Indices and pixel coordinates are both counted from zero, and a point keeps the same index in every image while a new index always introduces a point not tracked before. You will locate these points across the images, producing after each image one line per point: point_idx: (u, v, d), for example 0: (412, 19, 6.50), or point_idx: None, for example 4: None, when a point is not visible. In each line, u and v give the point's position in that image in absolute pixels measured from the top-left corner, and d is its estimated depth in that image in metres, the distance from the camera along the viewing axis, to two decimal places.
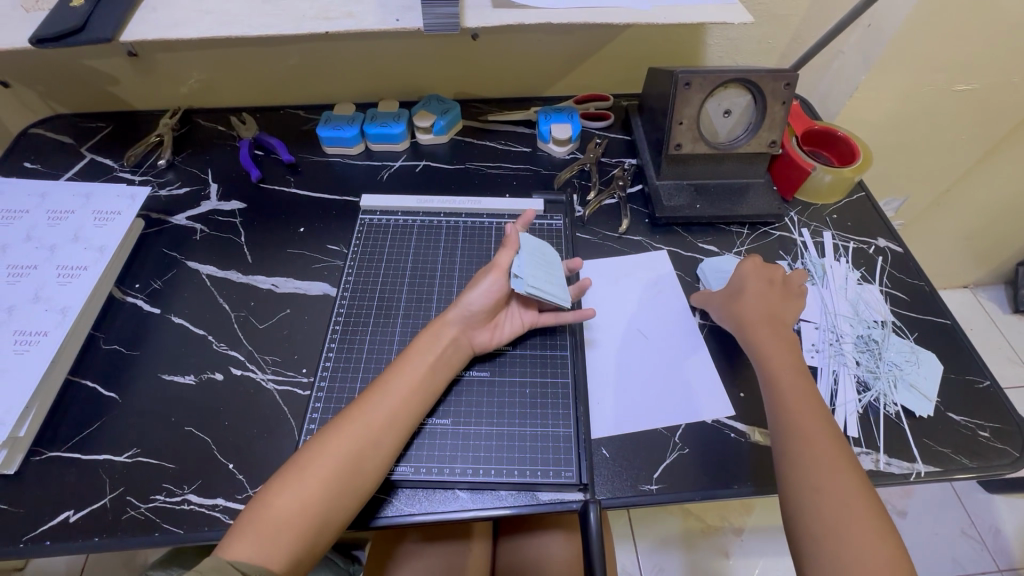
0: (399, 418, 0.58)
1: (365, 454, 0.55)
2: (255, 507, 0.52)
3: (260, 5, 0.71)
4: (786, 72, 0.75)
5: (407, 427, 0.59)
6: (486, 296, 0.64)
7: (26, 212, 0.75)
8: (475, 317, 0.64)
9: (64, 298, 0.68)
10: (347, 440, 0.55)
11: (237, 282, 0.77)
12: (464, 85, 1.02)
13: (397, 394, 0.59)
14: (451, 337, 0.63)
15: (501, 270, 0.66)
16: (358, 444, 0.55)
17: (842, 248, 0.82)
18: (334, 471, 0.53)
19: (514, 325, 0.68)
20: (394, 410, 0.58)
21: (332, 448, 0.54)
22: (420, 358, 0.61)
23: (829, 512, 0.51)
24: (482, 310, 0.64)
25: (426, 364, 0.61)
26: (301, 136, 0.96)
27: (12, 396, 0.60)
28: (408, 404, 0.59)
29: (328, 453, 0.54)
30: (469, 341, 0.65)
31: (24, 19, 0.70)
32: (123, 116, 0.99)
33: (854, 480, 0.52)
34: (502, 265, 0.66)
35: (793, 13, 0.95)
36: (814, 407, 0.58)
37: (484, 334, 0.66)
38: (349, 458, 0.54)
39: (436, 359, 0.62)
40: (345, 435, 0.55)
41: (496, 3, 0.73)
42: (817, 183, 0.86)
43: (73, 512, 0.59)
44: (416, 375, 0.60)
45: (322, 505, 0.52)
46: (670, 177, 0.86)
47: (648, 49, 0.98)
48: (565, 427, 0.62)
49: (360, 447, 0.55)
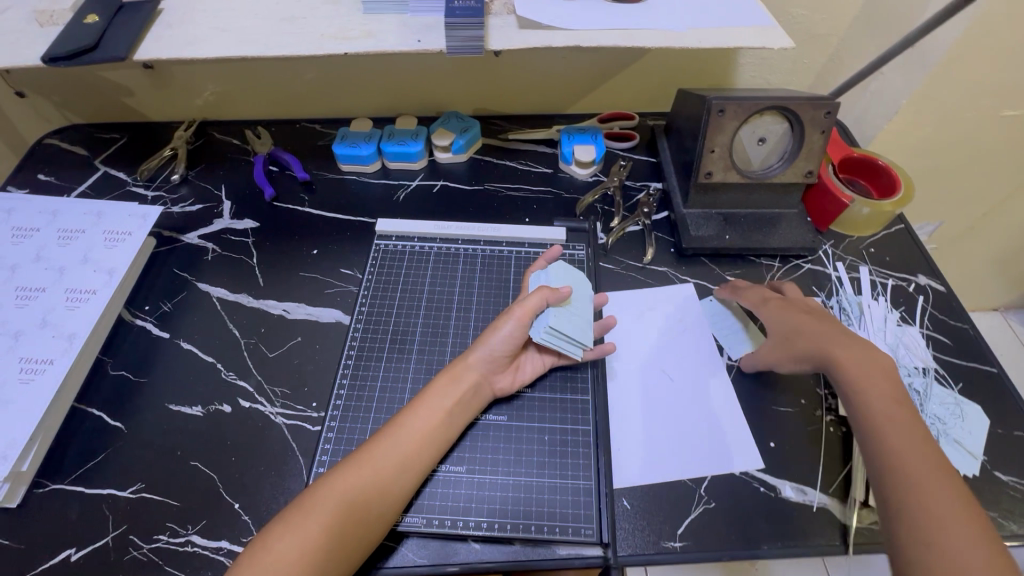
0: (409, 463, 0.55)
1: (374, 498, 0.52)
2: (255, 549, 0.49)
3: (279, 24, 0.69)
4: (827, 100, 0.71)
5: (419, 474, 0.56)
6: (510, 341, 0.62)
7: (38, 231, 0.74)
8: (499, 359, 0.62)
9: (71, 325, 0.66)
10: (356, 480, 0.53)
11: (249, 307, 0.75)
12: (484, 101, 0.99)
13: (414, 435, 0.56)
14: (471, 380, 0.61)
15: (529, 314, 0.62)
16: (367, 488, 0.53)
17: (880, 285, 0.78)
18: (339, 516, 0.50)
19: (536, 365, 0.65)
20: (405, 453, 0.55)
21: (341, 490, 0.52)
22: (435, 397, 0.59)
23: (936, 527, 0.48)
24: (506, 353, 0.62)
25: (444, 407, 0.59)
26: (317, 152, 0.94)
27: (16, 427, 0.59)
28: (421, 447, 0.56)
29: (337, 496, 0.51)
30: (490, 384, 0.62)
31: (38, 35, 0.68)
32: (138, 127, 0.98)
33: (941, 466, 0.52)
34: (531, 308, 0.62)
35: (831, 32, 0.90)
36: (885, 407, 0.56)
37: (506, 376, 0.63)
38: (356, 501, 0.52)
39: (452, 401, 0.59)
40: (353, 478, 0.53)
41: (522, 24, 0.70)
42: (855, 216, 0.81)
43: (75, 550, 0.57)
44: (432, 418, 0.58)
45: (325, 550, 0.49)
46: (698, 205, 0.82)
47: (677, 68, 0.95)
48: (586, 480, 0.59)
49: (368, 491, 0.52)
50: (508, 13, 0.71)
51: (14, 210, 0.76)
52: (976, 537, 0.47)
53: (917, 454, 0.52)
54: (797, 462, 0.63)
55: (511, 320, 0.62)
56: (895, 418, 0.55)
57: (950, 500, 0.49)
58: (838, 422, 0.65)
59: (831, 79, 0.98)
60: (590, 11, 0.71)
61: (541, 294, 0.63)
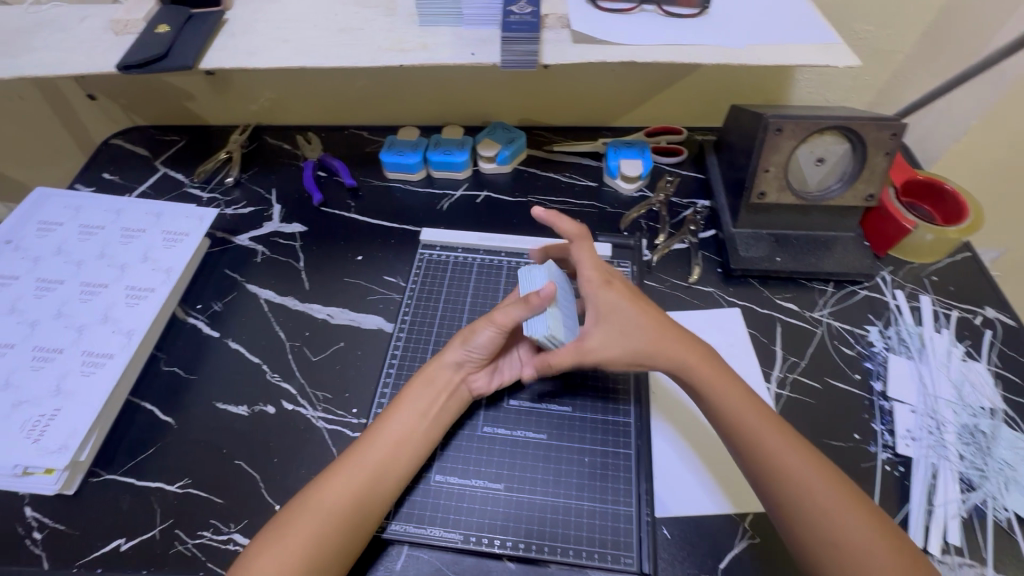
0: (387, 470, 0.55)
1: (351, 506, 0.53)
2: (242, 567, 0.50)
3: (337, 36, 0.71)
4: (893, 120, 0.68)
5: (399, 481, 0.56)
6: (489, 345, 0.61)
7: (103, 228, 0.78)
8: (479, 358, 0.62)
9: (130, 321, 0.69)
10: (331, 492, 0.53)
11: (294, 310, 0.77)
12: (530, 112, 0.99)
13: (389, 444, 0.56)
14: (445, 382, 0.61)
15: (506, 324, 0.60)
16: (340, 504, 0.52)
17: (943, 316, 0.74)
18: (318, 529, 0.51)
19: (515, 368, 0.65)
20: (383, 459, 0.56)
21: (323, 503, 0.52)
22: (411, 402, 0.59)
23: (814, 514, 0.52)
24: (484, 356, 0.62)
25: (418, 411, 0.59)
26: (364, 159, 0.96)
27: (76, 418, 0.61)
28: (398, 454, 0.56)
29: (317, 510, 0.52)
30: (468, 385, 0.62)
31: (114, 43, 0.71)
32: (196, 130, 1.02)
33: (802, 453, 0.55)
34: (508, 319, 0.60)
35: (897, 49, 0.86)
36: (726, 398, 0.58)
37: (484, 375, 0.63)
38: (333, 513, 0.52)
39: (429, 404, 0.59)
40: (329, 487, 0.53)
41: (576, 37, 0.70)
42: (916, 242, 0.77)
43: (124, 540, 0.59)
44: (409, 423, 0.58)
45: (309, 561, 0.49)
46: (748, 225, 0.80)
47: (729, 82, 0.92)
48: (626, 505, 0.57)
49: (344, 500, 0.52)
50: (562, 27, 0.70)
51: (81, 208, 0.80)
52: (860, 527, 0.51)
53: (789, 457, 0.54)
54: None
55: (487, 327, 0.60)
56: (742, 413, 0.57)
57: (834, 498, 0.52)
58: (895, 461, 0.62)
59: (894, 97, 0.94)
60: (644, 27, 0.70)
61: (519, 304, 0.59)
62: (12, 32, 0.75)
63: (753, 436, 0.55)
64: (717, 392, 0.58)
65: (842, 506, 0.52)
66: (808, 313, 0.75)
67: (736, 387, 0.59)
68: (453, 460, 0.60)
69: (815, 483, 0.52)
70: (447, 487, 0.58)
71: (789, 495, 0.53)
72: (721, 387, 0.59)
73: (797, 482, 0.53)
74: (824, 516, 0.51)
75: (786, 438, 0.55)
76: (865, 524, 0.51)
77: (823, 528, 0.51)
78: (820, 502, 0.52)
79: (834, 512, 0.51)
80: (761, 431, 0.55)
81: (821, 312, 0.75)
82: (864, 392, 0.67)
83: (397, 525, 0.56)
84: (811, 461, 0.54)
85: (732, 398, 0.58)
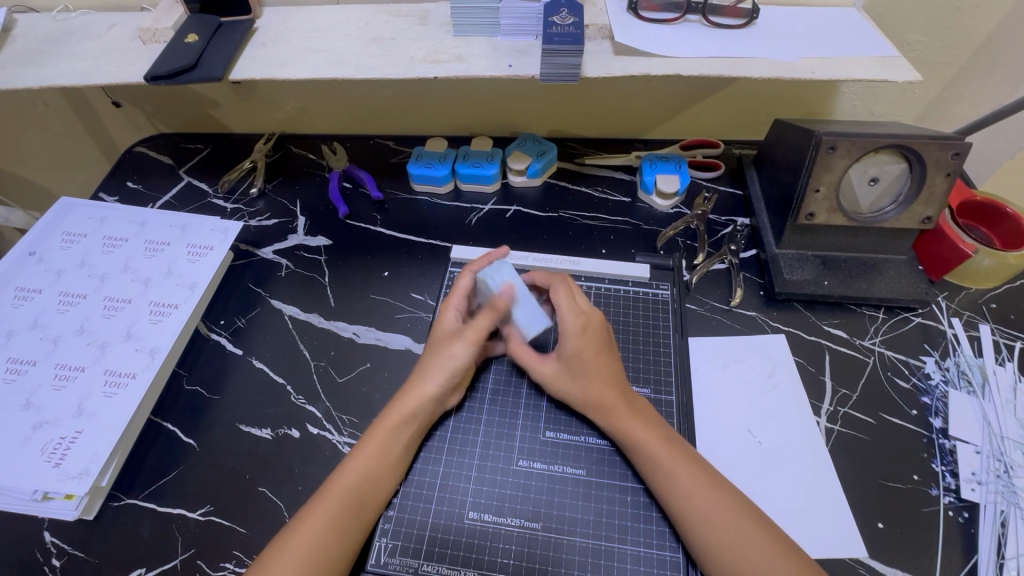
0: (362, 496, 0.54)
1: (332, 540, 0.51)
2: None
3: (369, 46, 0.68)
4: (957, 140, 0.64)
5: (374, 503, 0.55)
6: (467, 363, 0.61)
7: (126, 241, 0.76)
8: (456, 380, 0.61)
9: (153, 339, 0.67)
10: (313, 528, 0.51)
11: (319, 328, 0.74)
12: (561, 124, 0.96)
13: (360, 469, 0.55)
14: (421, 408, 0.59)
15: (478, 337, 0.62)
16: (320, 536, 0.51)
17: (1005, 347, 0.70)
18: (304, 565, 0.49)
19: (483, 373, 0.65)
20: (356, 490, 0.54)
21: (303, 540, 0.50)
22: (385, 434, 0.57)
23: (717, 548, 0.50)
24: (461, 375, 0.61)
25: (392, 434, 0.57)
26: (390, 170, 0.93)
27: (98, 441, 0.59)
28: (372, 477, 0.55)
29: (296, 548, 0.50)
30: (441, 405, 0.61)
31: (142, 52, 0.70)
32: (221, 138, 1.00)
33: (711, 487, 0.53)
34: (480, 330, 0.62)
35: (951, 61, 0.82)
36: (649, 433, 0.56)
37: (457, 392, 0.62)
38: (314, 547, 0.50)
39: (404, 424, 0.58)
40: (308, 525, 0.51)
41: (617, 49, 0.66)
42: (973, 267, 0.73)
43: (144, 570, 0.57)
44: (382, 447, 0.57)
45: None
46: (794, 246, 0.76)
47: (769, 95, 0.89)
48: (674, 552, 0.54)
49: (326, 538, 0.51)
50: (602, 38, 0.67)
51: (105, 219, 0.78)
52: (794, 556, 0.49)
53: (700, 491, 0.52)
54: (910, 548, 0.56)
55: (466, 345, 0.61)
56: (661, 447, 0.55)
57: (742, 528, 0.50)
58: (959, 506, 0.58)
59: (944, 111, 0.89)
60: (689, 39, 0.66)
61: (489, 312, 0.63)
62: (41, 40, 0.73)
63: (656, 469, 0.55)
64: (628, 421, 0.57)
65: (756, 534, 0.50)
66: (860, 341, 0.71)
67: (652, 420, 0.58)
68: (485, 496, 0.57)
69: (710, 512, 0.51)
70: (479, 526, 0.56)
71: (689, 527, 0.52)
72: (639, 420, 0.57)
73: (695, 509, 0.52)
74: (724, 550, 0.50)
75: (691, 467, 0.54)
76: (769, 551, 0.49)
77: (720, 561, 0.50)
78: (719, 534, 0.50)
79: (729, 543, 0.50)
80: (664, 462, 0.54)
81: (872, 340, 0.71)
82: (922, 429, 0.64)
83: (430, 567, 0.54)
84: (709, 489, 0.53)
85: (645, 430, 0.57)
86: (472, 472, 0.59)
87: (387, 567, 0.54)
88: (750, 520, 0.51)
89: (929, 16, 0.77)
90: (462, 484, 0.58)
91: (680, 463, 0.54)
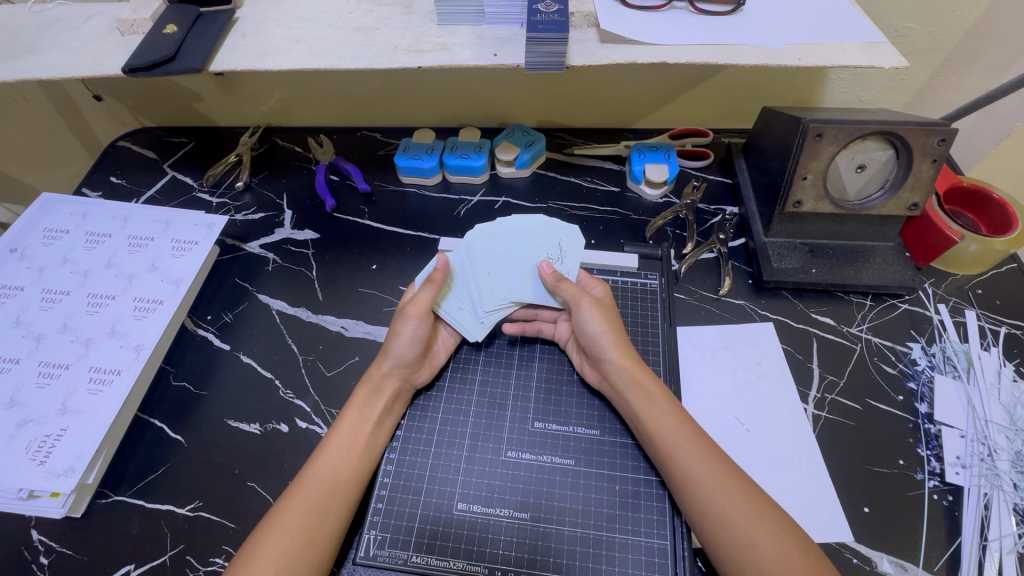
0: (343, 484, 0.54)
1: (315, 526, 0.51)
2: None
3: (352, 35, 0.67)
4: (944, 126, 0.63)
5: (356, 490, 0.55)
6: (414, 340, 0.60)
7: (109, 236, 0.75)
8: (410, 359, 0.61)
9: (138, 335, 0.66)
10: (296, 513, 0.51)
11: (307, 322, 0.74)
12: (549, 114, 0.95)
13: (342, 455, 0.56)
14: (391, 391, 0.60)
15: (422, 310, 0.61)
16: (304, 521, 0.51)
17: (990, 332, 0.70)
18: (285, 551, 0.49)
19: (447, 342, 0.66)
20: (335, 471, 0.55)
21: (286, 527, 0.51)
22: (356, 415, 0.58)
23: (724, 521, 0.50)
24: (415, 353, 0.61)
25: (368, 422, 0.58)
26: (377, 163, 0.93)
27: (83, 438, 0.59)
28: (352, 463, 0.56)
29: (281, 534, 0.50)
30: (409, 382, 0.62)
31: (119, 43, 0.68)
32: (205, 131, 0.99)
33: (720, 462, 0.54)
34: (423, 304, 0.61)
35: (939, 48, 0.82)
36: (662, 409, 0.57)
37: (425, 368, 0.63)
38: (298, 533, 0.51)
39: (378, 411, 0.59)
40: (290, 512, 0.52)
41: (603, 37, 0.65)
42: (960, 253, 0.73)
43: (133, 566, 0.57)
44: (359, 433, 0.57)
45: None
46: (782, 234, 0.76)
47: (758, 82, 0.88)
48: (660, 540, 0.54)
49: (308, 521, 0.51)
50: (588, 26, 0.66)
51: (87, 215, 0.77)
52: (782, 533, 0.50)
53: (713, 470, 0.53)
54: (894, 531, 0.57)
55: (412, 321, 0.60)
56: (676, 427, 0.56)
57: (743, 505, 0.51)
58: (943, 489, 0.59)
59: (931, 98, 0.89)
60: (675, 26, 0.65)
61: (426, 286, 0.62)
62: (16, 33, 0.72)
63: (669, 446, 0.55)
64: (648, 392, 0.58)
65: (753, 511, 0.50)
66: (846, 328, 0.71)
67: (668, 396, 0.58)
68: (474, 487, 0.58)
69: (720, 487, 0.52)
70: (469, 517, 0.56)
71: (696, 501, 0.52)
72: (654, 399, 0.58)
73: (707, 487, 0.52)
74: (734, 521, 0.50)
75: (702, 444, 0.55)
76: (765, 525, 0.50)
77: (721, 532, 0.50)
78: (722, 509, 0.51)
79: (735, 515, 0.50)
80: (683, 433, 0.55)
81: (859, 327, 0.71)
82: (908, 415, 0.64)
83: (420, 557, 0.54)
84: (717, 467, 0.53)
85: (666, 404, 0.57)
86: (461, 464, 0.59)
87: (377, 559, 0.54)
88: (747, 497, 0.51)
89: (915, 1, 0.76)
90: (452, 476, 0.58)
91: (692, 438, 0.55)
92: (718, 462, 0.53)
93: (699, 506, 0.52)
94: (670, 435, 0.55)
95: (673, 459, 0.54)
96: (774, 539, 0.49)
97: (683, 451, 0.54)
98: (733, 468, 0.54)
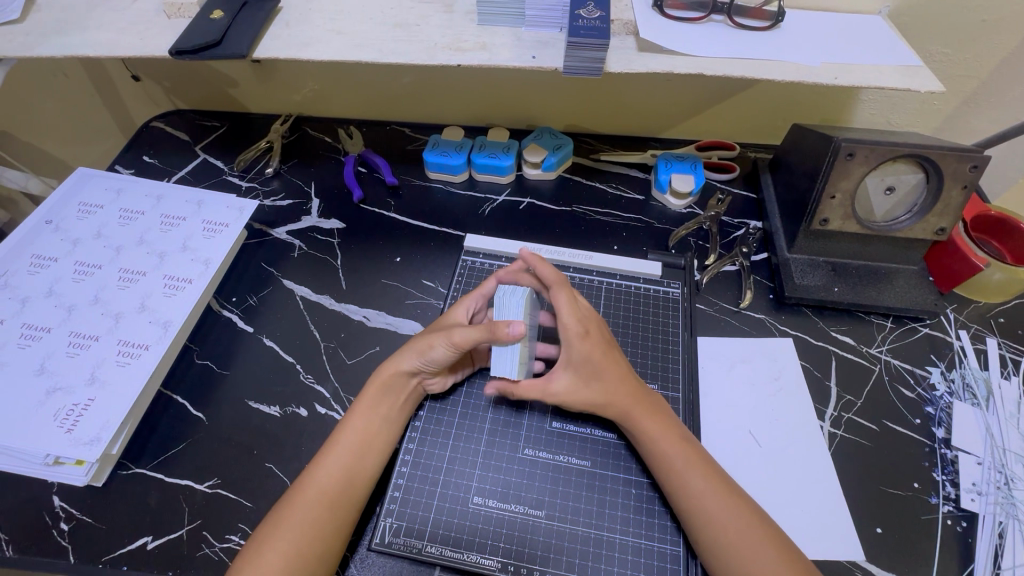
0: (355, 475, 0.55)
1: (323, 516, 0.52)
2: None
3: (393, 30, 0.68)
4: (976, 152, 0.63)
5: (368, 480, 0.56)
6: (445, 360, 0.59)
7: (142, 214, 0.76)
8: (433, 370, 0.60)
9: (167, 312, 0.67)
10: (308, 507, 0.52)
11: (330, 309, 0.75)
12: (578, 118, 0.96)
13: (348, 452, 0.56)
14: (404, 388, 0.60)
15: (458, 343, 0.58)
16: (312, 512, 0.52)
17: (1011, 361, 0.70)
18: (297, 543, 0.50)
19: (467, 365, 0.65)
20: (344, 467, 0.55)
21: (296, 517, 0.51)
22: (367, 410, 0.58)
23: (735, 551, 0.50)
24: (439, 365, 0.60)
25: (377, 420, 0.58)
26: (405, 157, 0.94)
27: (109, 409, 0.60)
28: (360, 458, 0.56)
29: (291, 525, 0.51)
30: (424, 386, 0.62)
31: (165, 26, 0.70)
32: (238, 116, 1.00)
33: (727, 490, 0.53)
34: (462, 340, 0.58)
35: (973, 75, 0.82)
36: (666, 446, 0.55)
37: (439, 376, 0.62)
38: (309, 522, 0.51)
39: (390, 408, 0.59)
40: (299, 503, 0.52)
41: (642, 45, 0.66)
42: (983, 281, 0.73)
43: (151, 538, 0.58)
44: (370, 428, 0.58)
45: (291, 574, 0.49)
46: (806, 251, 0.76)
47: (788, 99, 0.89)
48: (672, 545, 0.54)
49: (317, 511, 0.52)
50: (627, 33, 0.67)
51: (122, 191, 0.79)
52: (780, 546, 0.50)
53: (716, 498, 0.52)
54: (907, 555, 0.57)
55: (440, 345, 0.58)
56: (681, 466, 0.54)
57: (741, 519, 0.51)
58: (957, 515, 0.59)
59: (961, 124, 0.89)
60: (713, 38, 0.66)
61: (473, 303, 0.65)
62: (65, 10, 0.73)
63: (674, 474, 0.54)
64: (640, 425, 0.57)
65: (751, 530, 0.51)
66: (867, 348, 0.71)
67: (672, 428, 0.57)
68: (489, 487, 0.58)
69: (726, 511, 0.52)
70: (484, 512, 0.56)
71: (703, 530, 0.52)
72: (659, 428, 0.57)
73: (715, 516, 0.51)
74: (733, 549, 0.50)
75: (708, 476, 0.54)
76: (767, 546, 0.50)
77: (729, 560, 0.50)
78: (729, 535, 0.51)
79: (743, 537, 0.50)
80: (674, 464, 0.54)
81: (879, 348, 0.71)
82: (924, 439, 0.64)
83: (433, 548, 0.55)
84: (723, 495, 0.52)
85: (658, 434, 0.56)
86: (479, 462, 0.59)
87: (392, 546, 0.55)
88: (749, 518, 0.52)
89: (953, 27, 0.76)
90: (468, 472, 0.59)
91: (699, 468, 0.54)
92: (718, 494, 0.53)
93: (703, 539, 0.51)
94: (673, 469, 0.54)
95: (680, 493, 0.54)
96: (772, 558, 0.49)
97: (692, 483, 0.53)
98: (734, 492, 0.53)
